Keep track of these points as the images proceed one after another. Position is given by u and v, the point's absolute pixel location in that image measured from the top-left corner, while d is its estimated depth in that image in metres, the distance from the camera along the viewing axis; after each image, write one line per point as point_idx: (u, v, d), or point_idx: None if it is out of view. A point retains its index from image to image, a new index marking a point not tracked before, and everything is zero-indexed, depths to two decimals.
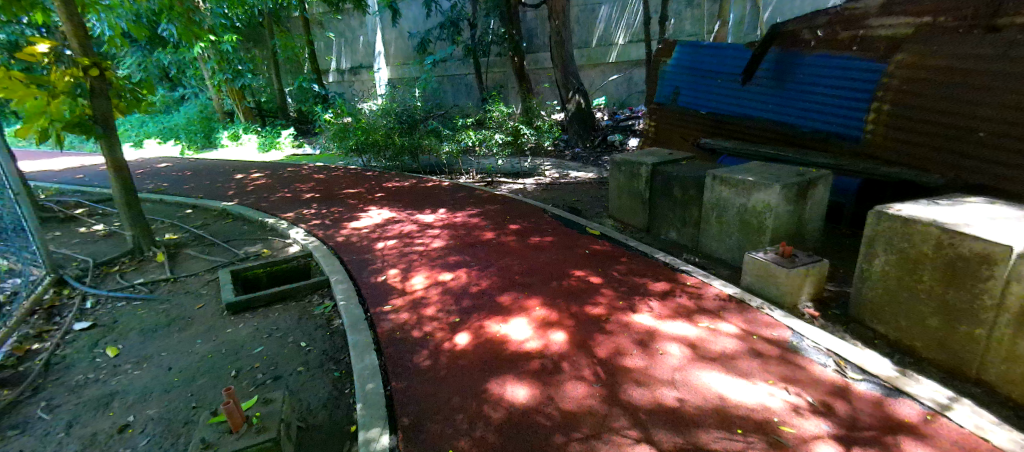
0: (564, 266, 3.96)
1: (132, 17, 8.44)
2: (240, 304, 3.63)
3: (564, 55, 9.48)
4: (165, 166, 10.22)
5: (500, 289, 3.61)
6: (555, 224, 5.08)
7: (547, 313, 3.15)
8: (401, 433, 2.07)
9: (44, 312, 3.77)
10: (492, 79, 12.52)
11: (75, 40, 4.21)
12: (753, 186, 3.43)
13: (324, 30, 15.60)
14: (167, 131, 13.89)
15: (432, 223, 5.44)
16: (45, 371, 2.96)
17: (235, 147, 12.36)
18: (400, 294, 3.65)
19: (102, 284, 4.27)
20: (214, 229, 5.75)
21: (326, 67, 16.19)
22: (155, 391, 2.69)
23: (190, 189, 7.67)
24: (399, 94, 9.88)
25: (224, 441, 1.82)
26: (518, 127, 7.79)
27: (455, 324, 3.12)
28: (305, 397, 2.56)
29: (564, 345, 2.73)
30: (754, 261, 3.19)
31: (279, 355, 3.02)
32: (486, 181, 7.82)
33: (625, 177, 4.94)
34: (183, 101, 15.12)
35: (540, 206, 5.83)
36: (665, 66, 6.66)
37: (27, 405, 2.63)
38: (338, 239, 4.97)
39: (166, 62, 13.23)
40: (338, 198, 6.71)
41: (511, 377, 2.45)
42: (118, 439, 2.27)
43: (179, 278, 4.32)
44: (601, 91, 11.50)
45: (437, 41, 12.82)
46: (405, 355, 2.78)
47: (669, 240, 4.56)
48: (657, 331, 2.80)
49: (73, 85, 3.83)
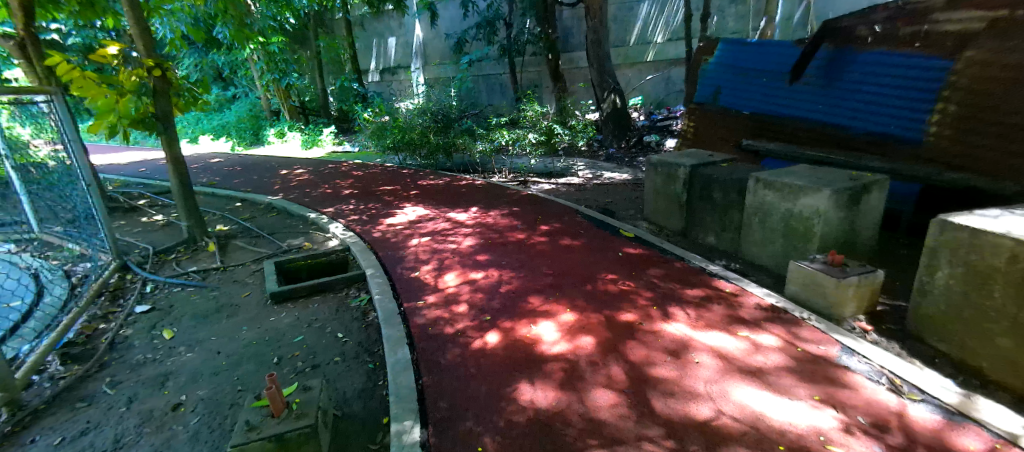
0: (596, 268, 3.92)
1: (191, 21, 9.00)
2: (283, 294, 3.81)
3: (601, 54, 9.33)
4: (217, 161, 10.84)
5: (531, 290, 3.60)
6: (588, 226, 5.04)
7: (577, 316, 3.12)
8: (431, 428, 2.12)
9: (110, 295, 4.05)
10: (526, 78, 12.49)
11: (141, 42, 4.47)
12: (800, 190, 3.25)
13: (365, 31, 16.09)
14: (219, 128, 14.70)
15: (464, 221, 5.51)
16: (109, 349, 3.21)
17: (280, 144, 12.97)
18: (433, 290, 3.72)
19: (160, 271, 4.56)
20: (260, 223, 6.03)
21: (366, 68, 16.71)
22: (205, 373, 2.86)
23: (239, 184, 8.09)
24: (435, 94, 10.03)
25: (266, 425, 1.95)
26: (551, 126, 7.73)
27: (486, 322, 3.15)
28: (342, 386, 2.66)
29: (594, 349, 2.70)
30: (799, 270, 3.04)
31: (318, 344, 3.14)
32: (519, 180, 7.84)
33: (661, 180, 4.82)
34: (234, 99, 15.98)
35: (571, 207, 5.78)
36: (707, 64, 6.45)
37: (95, 379, 2.86)
38: (374, 235, 5.13)
39: (220, 62, 14.00)
40: (375, 195, 6.92)
41: (540, 378, 2.45)
42: (173, 417, 2.44)
43: (228, 267, 4.58)
44: (638, 90, 11.26)
45: (473, 41, 12.94)
46: (436, 351, 2.83)
47: (706, 244, 4.41)
48: (692, 341, 2.72)
49: (139, 85, 4.11)
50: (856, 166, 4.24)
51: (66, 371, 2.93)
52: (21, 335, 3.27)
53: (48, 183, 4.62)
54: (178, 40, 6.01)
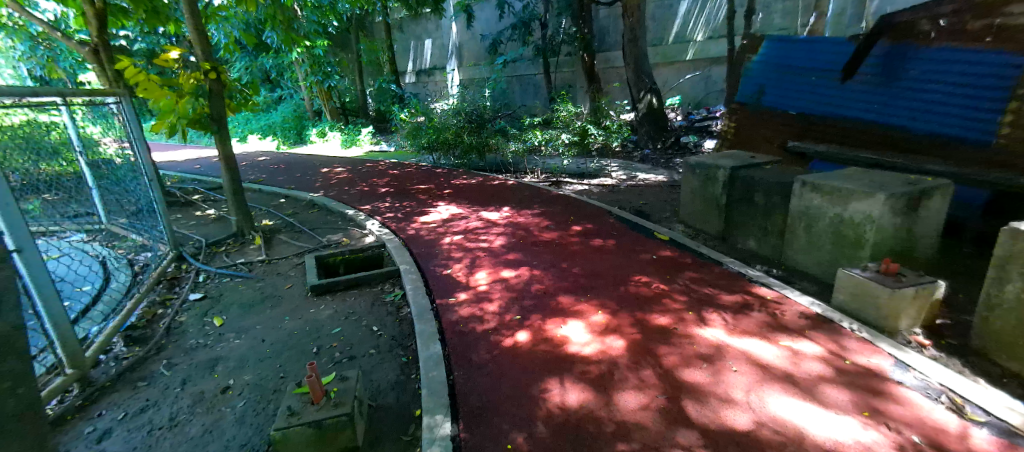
0: (629, 270, 3.85)
1: (242, 26, 9.50)
2: (323, 287, 3.96)
3: (638, 53, 9.16)
4: (264, 159, 11.43)
5: (561, 290, 3.59)
6: (621, 227, 4.96)
7: (608, 318, 3.08)
8: (462, 423, 2.17)
9: (168, 283, 4.34)
10: (560, 79, 12.44)
11: (200, 47, 4.74)
12: (851, 194, 3.08)
13: (403, 34, 16.49)
14: (266, 128, 15.49)
15: (496, 220, 5.55)
16: (166, 334, 3.44)
17: (322, 144, 13.53)
18: (464, 288, 3.77)
19: (212, 262, 4.85)
20: (302, 218, 6.30)
21: (403, 69, 17.13)
22: (251, 360, 3.02)
23: (283, 181, 8.48)
24: (469, 95, 10.15)
25: (306, 411, 2.06)
26: (585, 126, 7.64)
27: (516, 321, 3.16)
28: (376, 378, 2.74)
29: (625, 351, 2.66)
30: (848, 278, 2.88)
31: (354, 336, 3.25)
32: (551, 181, 7.81)
33: (699, 182, 4.68)
34: (280, 100, 16.77)
35: (604, 208, 5.71)
36: (749, 63, 6.20)
37: (153, 360, 3.08)
38: (408, 232, 5.26)
39: (268, 65, 14.72)
40: (410, 193, 7.08)
41: (571, 379, 2.44)
42: (222, 399, 2.60)
43: (273, 260, 4.81)
44: (675, 90, 10.98)
45: (508, 42, 12.99)
46: (467, 348, 2.87)
47: (746, 250, 4.25)
48: (728, 347, 2.62)
49: (196, 87, 4.37)
50: (916, 170, 3.98)
51: (128, 352, 3.17)
52: (91, 318, 3.56)
53: (116, 178, 5.00)
54: (232, 43, 6.35)
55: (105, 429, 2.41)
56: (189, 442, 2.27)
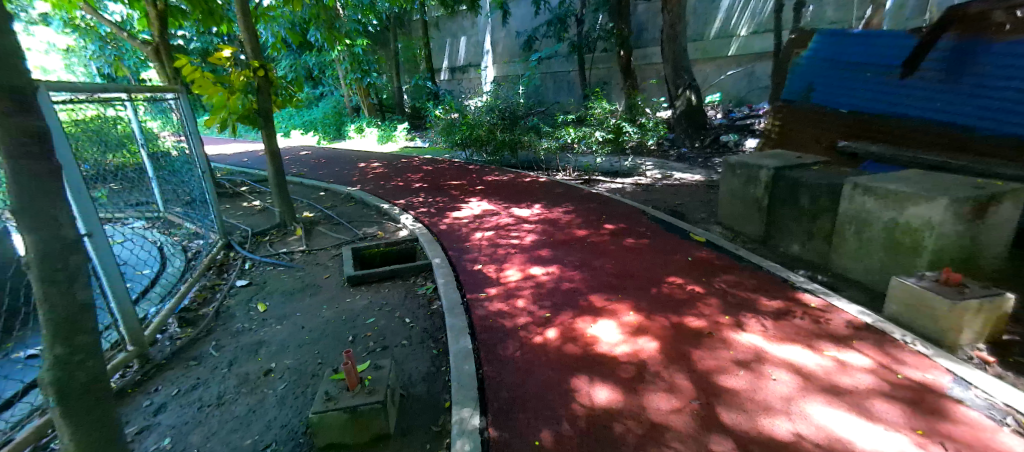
0: (662, 271, 3.77)
1: (288, 26, 9.91)
2: (358, 278, 4.10)
3: (677, 49, 8.90)
4: (306, 153, 11.91)
5: (592, 289, 3.56)
6: (654, 227, 4.86)
7: (639, 319, 3.03)
8: (491, 418, 2.19)
9: (217, 269, 4.61)
10: (595, 76, 12.27)
11: (251, 46, 4.98)
12: (908, 198, 2.88)
13: (440, 31, 16.73)
14: (308, 124, 16.14)
15: (527, 217, 5.55)
16: (215, 317, 3.66)
17: (359, 139, 13.96)
18: (495, 284, 3.80)
19: (257, 250, 5.11)
20: (340, 211, 6.53)
21: (438, 66, 17.39)
22: (292, 345, 3.16)
23: (323, 175, 8.81)
24: (503, 92, 10.20)
25: (342, 396, 2.14)
26: (620, 124, 7.50)
27: (545, 318, 3.16)
28: (408, 368, 2.81)
29: (657, 354, 2.61)
30: (901, 288, 2.70)
31: (387, 327, 3.35)
32: (583, 179, 7.73)
33: (739, 182, 4.51)
34: (321, 97, 17.41)
35: (638, 207, 5.60)
36: (798, 58, 5.91)
37: (204, 341, 3.28)
38: (441, 227, 5.35)
39: (311, 63, 15.31)
40: (443, 189, 7.20)
41: (601, 378, 2.42)
42: (264, 381, 2.74)
43: (312, 250, 5.01)
44: (716, 87, 10.62)
45: (543, 38, 12.92)
46: (496, 343, 2.90)
47: (790, 254, 4.07)
48: (768, 354, 2.52)
49: (246, 84, 4.61)
50: (984, 173, 3.69)
51: (182, 333, 3.38)
52: (150, 299, 3.82)
53: (173, 170, 5.35)
54: (279, 43, 6.64)
55: (161, 403, 2.59)
56: (234, 420, 2.40)
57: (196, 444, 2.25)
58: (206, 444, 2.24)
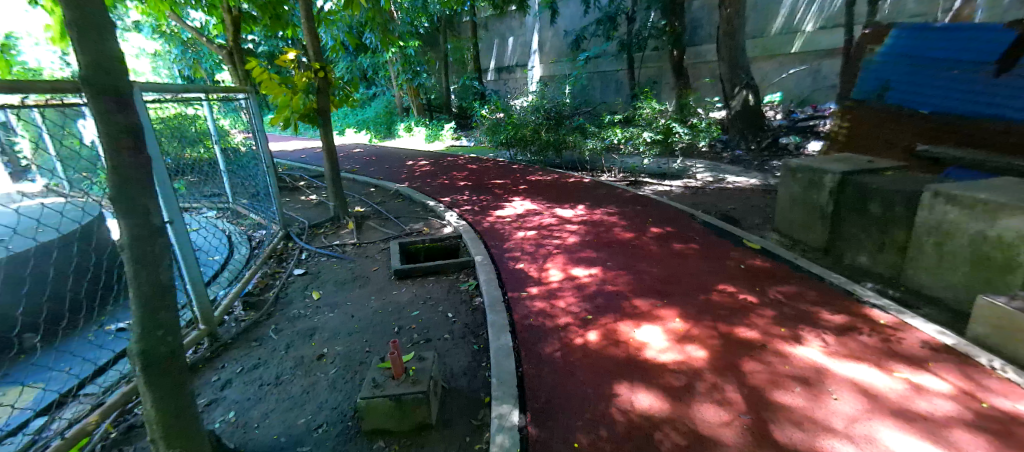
0: (712, 278, 3.61)
1: (346, 29, 10.41)
2: (404, 272, 4.24)
3: (734, 46, 8.49)
4: (358, 151, 12.48)
5: (636, 293, 3.47)
6: (704, 232, 4.67)
7: (685, 326, 2.92)
8: (530, 416, 2.21)
9: (278, 257, 4.94)
10: (645, 75, 11.98)
11: (312, 48, 5.24)
12: (1000, 209, 2.59)
13: (488, 32, 16.95)
14: (361, 122, 16.91)
15: (571, 218, 5.51)
16: (275, 302, 3.92)
17: (408, 138, 14.45)
18: (536, 283, 3.81)
19: (313, 242, 5.42)
20: (389, 207, 6.78)
21: (486, 67, 17.60)
22: (343, 332, 3.33)
23: (374, 172, 9.19)
24: (550, 91, 10.17)
25: (388, 384, 2.23)
26: (669, 124, 7.25)
27: (587, 320, 3.13)
28: (450, 361, 2.87)
29: (705, 363, 2.51)
30: (989, 308, 2.43)
31: (430, 320, 3.44)
32: (628, 180, 7.56)
33: (800, 187, 4.23)
34: (373, 97, 18.16)
35: (687, 211, 5.40)
36: (872, 55, 5.46)
37: (265, 324, 3.53)
38: (484, 225, 5.43)
39: (366, 65, 16.01)
40: (487, 187, 7.29)
41: (643, 385, 2.37)
42: (317, 365, 2.90)
43: (362, 244, 5.25)
44: (776, 86, 10.02)
45: (592, 38, 12.75)
46: (537, 342, 2.91)
47: (856, 266, 3.77)
48: (828, 370, 2.36)
49: (307, 85, 4.88)
50: None
51: (246, 315, 3.66)
52: (220, 283, 4.18)
53: (241, 165, 5.78)
54: (338, 45, 6.97)
55: (227, 379, 2.81)
56: (290, 400, 2.57)
57: (257, 419, 2.42)
58: (265, 419, 2.41)
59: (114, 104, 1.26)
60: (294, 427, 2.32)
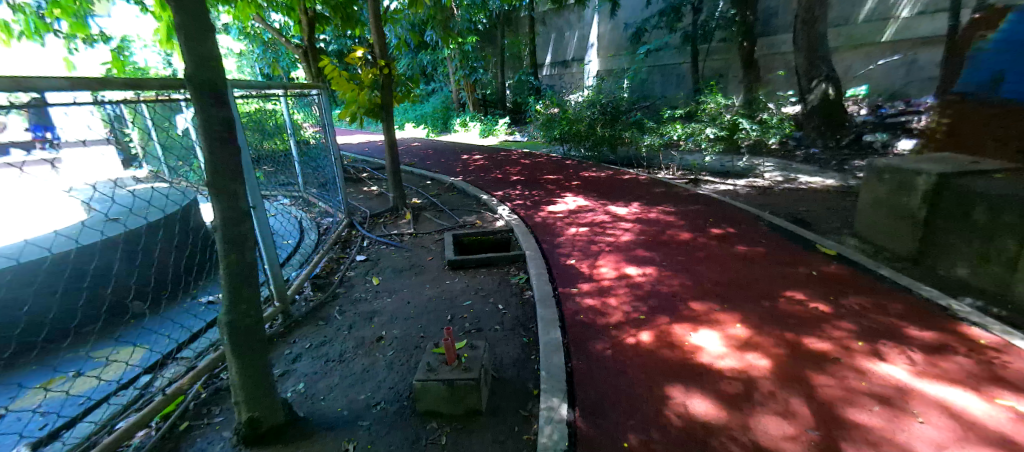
0: (778, 284, 3.38)
1: (409, 27, 10.79)
2: (458, 263, 4.36)
3: (813, 35, 7.83)
4: (416, 145, 12.96)
5: (693, 295, 3.34)
6: (770, 235, 4.38)
7: (747, 333, 2.77)
8: (580, 412, 2.20)
9: (342, 243, 5.26)
10: (710, 68, 11.36)
11: (378, 46, 5.49)
12: None
13: (546, 27, 16.86)
14: (419, 117, 17.53)
15: (624, 215, 5.38)
16: (339, 285, 4.19)
17: (463, 133, 14.79)
18: (588, 280, 3.77)
19: (373, 230, 5.71)
20: (444, 199, 6.98)
21: (542, 61, 17.54)
22: (399, 317, 3.50)
23: (430, 165, 9.51)
24: (607, 86, 9.96)
25: (442, 369, 2.32)
26: (736, 120, 6.86)
27: (640, 320, 3.06)
28: (500, 351, 2.92)
29: (768, 373, 2.36)
30: None
31: (481, 310, 3.52)
32: (688, 178, 7.25)
33: (887, 189, 3.85)
34: (431, 93, 18.74)
35: (753, 212, 5.09)
36: (983, 43, 4.92)
37: (331, 306, 3.79)
38: (536, 220, 5.45)
39: (426, 61, 16.54)
40: (540, 183, 7.30)
41: (700, 390, 2.28)
42: (376, 346, 3.08)
43: (419, 234, 5.46)
44: (860, 79, 9.12)
45: (654, 30, 12.29)
46: (588, 339, 2.88)
47: (953, 278, 3.38)
48: (915, 391, 2.14)
49: (373, 82, 5.13)
50: None
51: (314, 296, 3.94)
52: (292, 265, 4.54)
53: (312, 156, 6.21)
54: (402, 43, 7.25)
55: (297, 353, 3.06)
56: (352, 376, 2.74)
57: (323, 392, 2.61)
58: (330, 393, 2.60)
59: (211, 99, 1.58)
60: (356, 402, 2.49)
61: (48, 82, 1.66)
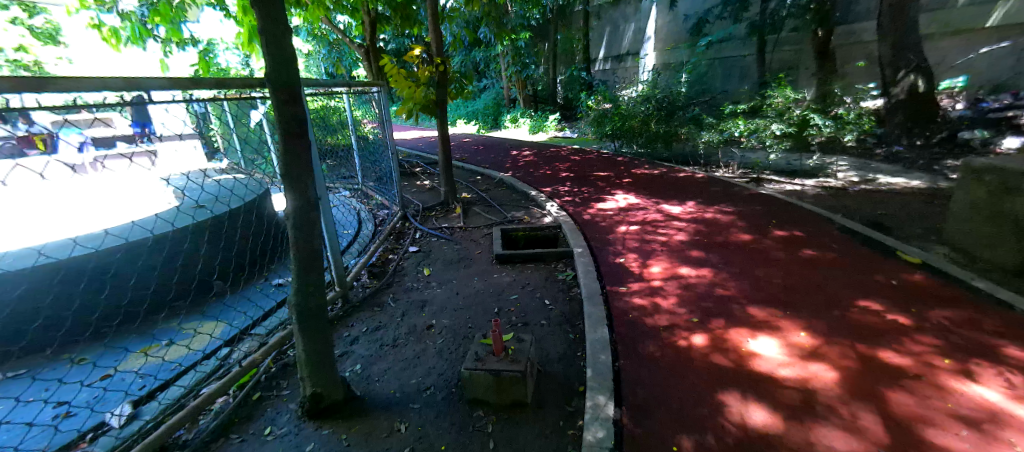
0: (850, 292, 3.13)
1: (465, 25, 11.01)
2: (506, 257, 4.42)
3: (902, 21, 7.09)
4: (468, 141, 13.24)
5: (752, 300, 3.15)
6: (842, 240, 4.05)
7: (812, 342, 2.59)
8: (627, 412, 2.17)
9: (396, 234, 5.50)
10: (778, 60, 10.62)
11: (435, 44, 5.65)
12: None
13: (601, 21, 16.52)
14: (471, 114, 17.88)
15: (678, 215, 5.18)
16: (394, 274, 4.39)
17: (514, 129, 14.91)
18: (637, 279, 3.69)
19: (425, 223, 5.92)
20: (493, 194, 7.08)
21: (596, 56, 17.22)
22: (449, 307, 3.61)
23: (481, 161, 9.68)
24: (663, 80, 9.62)
25: (489, 359, 2.36)
26: (806, 116, 6.38)
27: (692, 322, 2.95)
28: (547, 346, 2.93)
29: (835, 386, 2.20)
30: None
31: (528, 305, 3.54)
32: (749, 177, 6.85)
33: (987, 192, 3.43)
34: (484, 89, 19.02)
35: (823, 214, 4.72)
36: None
37: (385, 293, 3.98)
38: (585, 217, 5.39)
39: (479, 58, 16.80)
40: (589, 179, 7.20)
41: (756, 398, 2.16)
42: (427, 334, 3.20)
43: (469, 228, 5.58)
44: (958, 69, 8.14)
45: (716, 21, 11.68)
46: (636, 339, 2.82)
47: None
48: (1013, 417, 1.90)
49: (428, 79, 5.29)
50: None
51: (370, 283, 4.16)
52: (351, 253, 4.81)
53: (370, 151, 6.52)
54: (457, 40, 7.40)
55: (355, 336, 3.24)
56: (405, 361, 2.87)
57: (378, 374, 2.76)
58: (384, 375, 2.74)
59: (287, 96, 1.71)
60: (407, 385, 2.60)
61: (151, 81, 1.86)
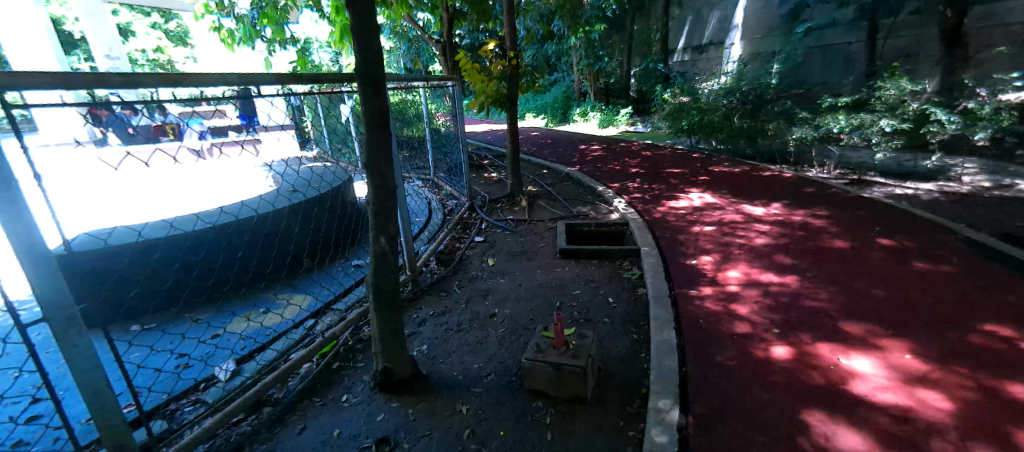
0: (972, 314, 2.69)
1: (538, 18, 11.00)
2: (570, 252, 4.38)
3: None
4: (536, 134, 13.25)
5: (845, 314, 2.83)
6: (965, 253, 3.49)
7: (919, 367, 2.27)
8: (694, 420, 2.07)
9: (464, 224, 5.69)
10: (892, 46, 9.34)
11: (509, 38, 5.71)
12: None
13: (682, 9, 15.62)
14: (540, 108, 17.86)
15: (761, 217, 4.79)
16: (460, 262, 4.55)
17: (583, 124, 14.66)
18: (710, 283, 3.48)
19: (491, 214, 6.04)
20: (560, 188, 7.04)
21: (674, 47, 16.34)
22: (511, 298, 3.67)
23: (548, 154, 9.65)
24: (751, 71, 8.89)
25: (550, 352, 2.36)
26: (924, 109, 5.62)
27: (772, 333, 2.72)
28: (609, 343, 2.87)
29: (947, 420, 1.91)
30: None
31: (591, 301, 3.49)
32: (848, 179, 6.13)
33: None
34: (554, 83, 18.88)
35: (942, 222, 4.10)
36: None
37: (451, 280, 4.14)
38: (655, 216, 5.18)
39: (551, 52, 16.69)
40: (660, 176, 6.88)
41: (845, 422, 1.96)
42: (489, 322, 3.28)
43: (534, 220, 5.61)
44: None
45: (818, 4, 10.53)
46: (706, 345, 2.67)
47: None
48: None
49: (501, 73, 5.38)
50: None
51: (438, 269, 4.34)
52: (422, 240, 5.06)
53: (443, 143, 6.79)
54: (530, 33, 7.42)
55: (423, 318, 3.42)
56: (468, 346, 2.98)
57: (442, 356, 2.89)
58: (448, 357, 2.86)
59: (373, 89, 1.83)
60: (469, 370, 2.69)
61: (261, 77, 2.08)
